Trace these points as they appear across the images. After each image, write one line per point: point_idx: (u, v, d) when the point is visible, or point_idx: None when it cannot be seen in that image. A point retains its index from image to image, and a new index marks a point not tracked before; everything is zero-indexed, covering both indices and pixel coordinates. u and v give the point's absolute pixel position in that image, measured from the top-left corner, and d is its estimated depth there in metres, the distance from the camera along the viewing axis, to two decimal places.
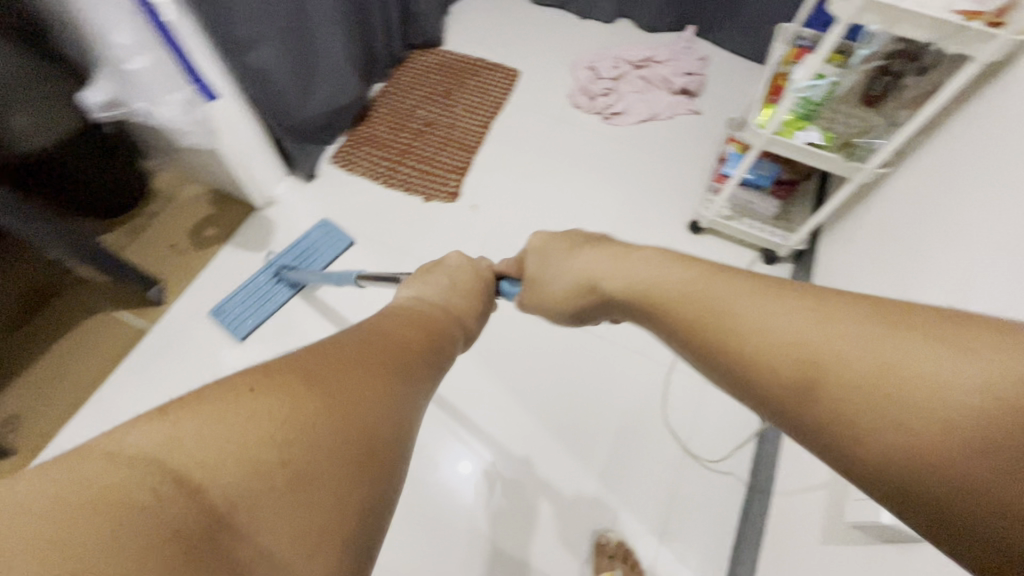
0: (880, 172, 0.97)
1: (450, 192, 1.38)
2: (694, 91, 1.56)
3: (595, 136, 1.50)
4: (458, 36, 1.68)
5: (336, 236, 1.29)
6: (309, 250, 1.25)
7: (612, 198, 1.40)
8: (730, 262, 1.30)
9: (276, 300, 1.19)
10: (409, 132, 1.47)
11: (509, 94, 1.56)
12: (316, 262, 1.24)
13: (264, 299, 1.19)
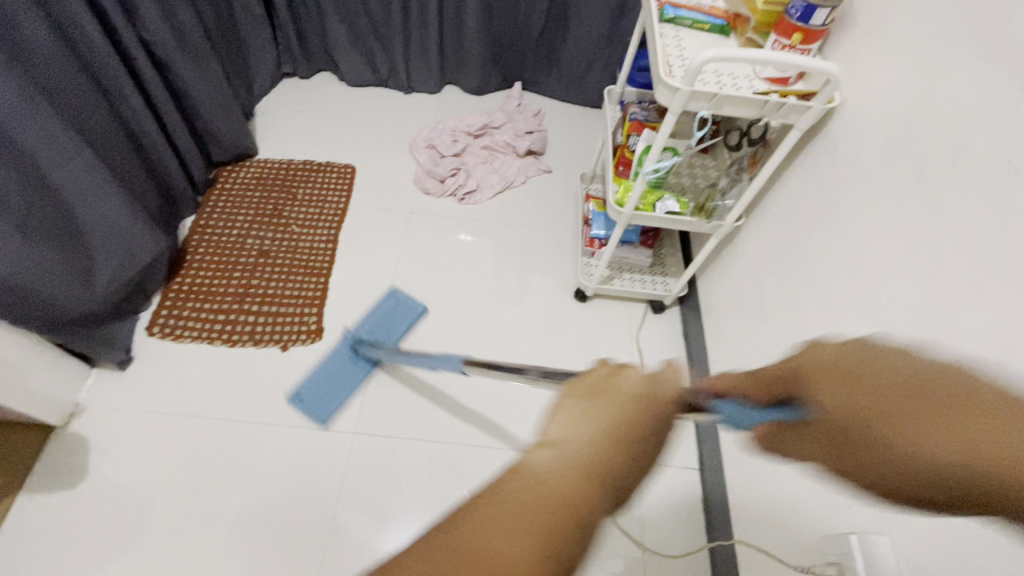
0: (737, 224, 0.99)
1: (309, 329, 1.18)
2: (539, 149, 1.53)
3: (454, 220, 1.40)
4: (273, 140, 1.48)
5: (404, 306, 1.22)
6: (383, 323, 1.19)
7: (492, 286, 1.30)
8: (624, 322, 1.28)
9: (351, 387, 1.09)
10: (240, 269, 1.24)
11: (349, 195, 1.40)
12: (394, 334, 1.18)
13: (346, 379, 1.10)
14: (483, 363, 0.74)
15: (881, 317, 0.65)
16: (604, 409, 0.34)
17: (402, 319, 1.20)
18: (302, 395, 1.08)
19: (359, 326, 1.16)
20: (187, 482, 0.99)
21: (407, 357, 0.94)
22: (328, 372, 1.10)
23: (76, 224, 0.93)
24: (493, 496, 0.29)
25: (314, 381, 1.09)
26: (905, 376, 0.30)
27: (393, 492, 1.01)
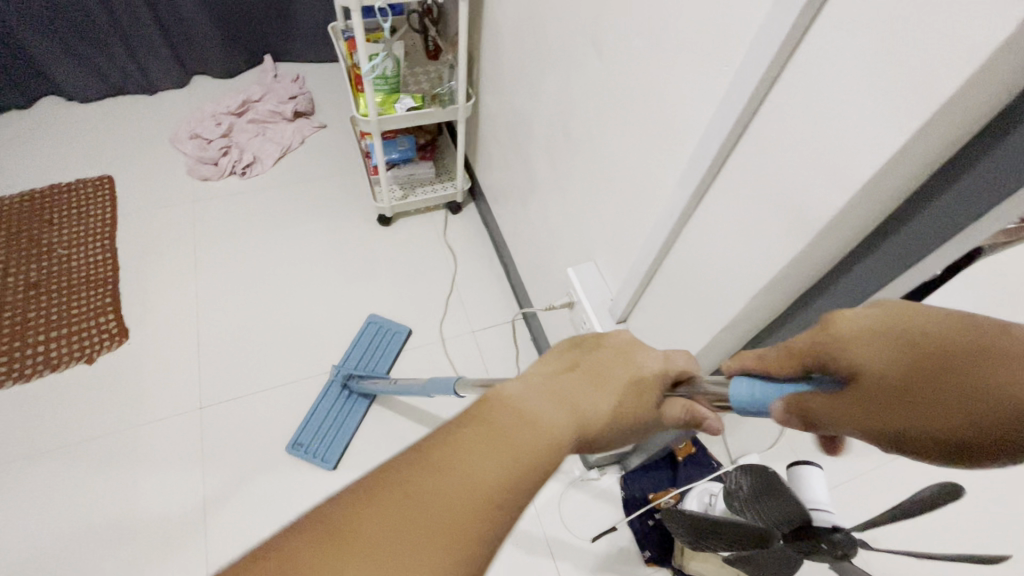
0: (470, 103, 1.16)
1: (112, 333, 1.14)
2: (306, 110, 1.58)
3: (242, 195, 1.41)
4: (8, 179, 1.35)
5: (387, 330, 1.21)
6: (371, 354, 1.17)
7: (300, 239, 1.35)
8: (430, 230, 1.41)
9: (353, 420, 1.08)
10: (10, 307, 1.15)
11: (116, 203, 1.34)
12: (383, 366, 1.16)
13: (388, 422, 1.10)
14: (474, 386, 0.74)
15: (549, 117, 0.85)
16: (572, 383, 0.38)
17: (388, 343, 1.19)
18: (299, 440, 1.05)
19: (347, 356, 1.15)
20: (39, 522, 0.96)
21: (403, 389, 0.95)
22: (321, 411, 1.08)
23: None
24: (493, 425, 0.32)
25: (308, 426, 1.06)
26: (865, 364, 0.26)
27: (261, 441, 1.06)
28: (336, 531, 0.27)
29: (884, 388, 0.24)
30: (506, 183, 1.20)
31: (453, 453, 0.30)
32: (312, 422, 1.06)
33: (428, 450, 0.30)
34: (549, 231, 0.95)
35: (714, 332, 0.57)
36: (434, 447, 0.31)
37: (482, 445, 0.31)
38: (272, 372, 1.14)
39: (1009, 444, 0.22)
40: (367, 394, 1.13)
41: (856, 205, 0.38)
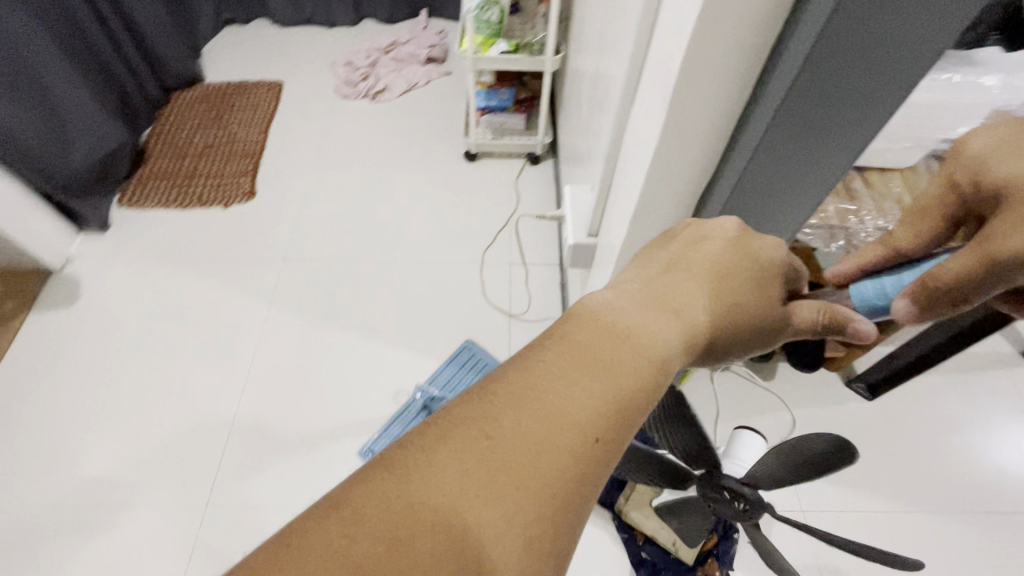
0: (557, 57, 1.27)
1: (246, 191, 1.48)
2: (439, 57, 1.82)
3: (367, 114, 1.68)
4: (217, 73, 1.79)
5: (481, 359, 1.19)
6: (456, 374, 1.16)
7: (399, 156, 1.57)
8: (506, 173, 1.55)
9: (419, 418, 1.11)
10: (190, 157, 1.55)
11: (279, 102, 1.70)
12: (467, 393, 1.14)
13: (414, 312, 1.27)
14: None
15: (597, 59, 0.93)
16: (641, 311, 0.42)
17: (476, 370, 1.17)
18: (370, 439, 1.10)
19: (433, 378, 1.16)
20: (158, 303, 1.29)
21: None
22: (394, 418, 1.12)
23: (52, 101, 1.24)
24: (542, 370, 0.37)
25: (383, 429, 1.11)
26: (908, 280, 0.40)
27: (317, 295, 1.30)
28: (408, 463, 0.32)
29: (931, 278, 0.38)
30: (573, 135, 1.29)
31: (510, 428, 0.34)
32: (386, 426, 1.10)
33: (461, 423, 0.34)
34: (581, 170, 1.03)
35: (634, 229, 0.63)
36: (487, 423, 0.34)
37: (534, 428, 0.34)
38: (341, 249, 1.37)
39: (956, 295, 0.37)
40: (406, 287, 1.31)
41: (699, 57, 0.43)
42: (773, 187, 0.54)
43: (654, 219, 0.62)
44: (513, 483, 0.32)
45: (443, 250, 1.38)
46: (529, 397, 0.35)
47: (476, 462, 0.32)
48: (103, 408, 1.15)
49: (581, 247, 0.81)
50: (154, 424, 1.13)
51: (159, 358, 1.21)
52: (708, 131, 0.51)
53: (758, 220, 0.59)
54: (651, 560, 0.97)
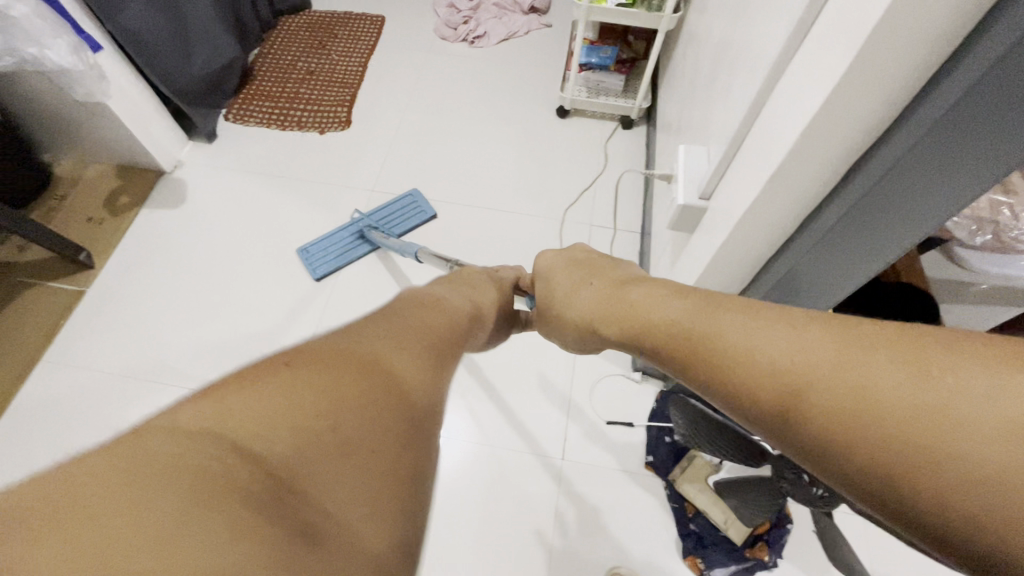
0: (675, 15, 1.21)
1: (341, 120, 1.51)
2: (542, 8, 1.77)
3: (463, 58, 1.67)
4: (323, 2, 1.81)
5: (416, 206, 1.34)
6: (390, 215, 1.32)
7: (491, 103, 1.56)
8: (596, 134, 1.51)
9: (355, 254, 1.27)
10: (292, 81, 1.59)
11: (379, 36, 1.71)
12: (398, 228, 1.30)
13: (491, 259, 1.28)
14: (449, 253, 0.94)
15: (731, 16, 0.88)
16: (407, 339, 0.39)
17: (411, 215, 1.32)
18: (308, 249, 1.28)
19: (369, 212, 1.30)
20: (253, 216, 1.35)
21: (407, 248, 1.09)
22: (330, 240, 1.29)
23: (180, 9, 1.29)
24: (365, 364, 0.33)
25: (318, 242, 1.29)
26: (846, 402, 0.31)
27: (399, 228, 1.33)
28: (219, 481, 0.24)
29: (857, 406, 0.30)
30: (677, 100, 1.24)
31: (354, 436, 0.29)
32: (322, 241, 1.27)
33: (318, 412, 0.29)
34: (690, 134, 1.00)
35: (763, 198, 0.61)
36: (300, 408, 0.29)
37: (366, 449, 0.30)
38: (427, 187, 1.40)
39: (916, 462, 0.27)
40: (485, 233, 1.32)
41: (908, 3, 0.40)
42: (899, 197, 0.53)
43: (792, 189, 0.59)
44: (370, 473, 0.28)
45: (525, 202, 1.37)
46: (339, 378, 0.31)
47: (277, 446, 0.27)
48: (197, 303, 1.24)
49: (691, 209, 0.78)
50: (241, 326, 1.21)
51: (250, 266, 1.29)
52: (885, 97, 0.47)
53: (883, 212, 0.55)
54: (697, 533, 0.96)
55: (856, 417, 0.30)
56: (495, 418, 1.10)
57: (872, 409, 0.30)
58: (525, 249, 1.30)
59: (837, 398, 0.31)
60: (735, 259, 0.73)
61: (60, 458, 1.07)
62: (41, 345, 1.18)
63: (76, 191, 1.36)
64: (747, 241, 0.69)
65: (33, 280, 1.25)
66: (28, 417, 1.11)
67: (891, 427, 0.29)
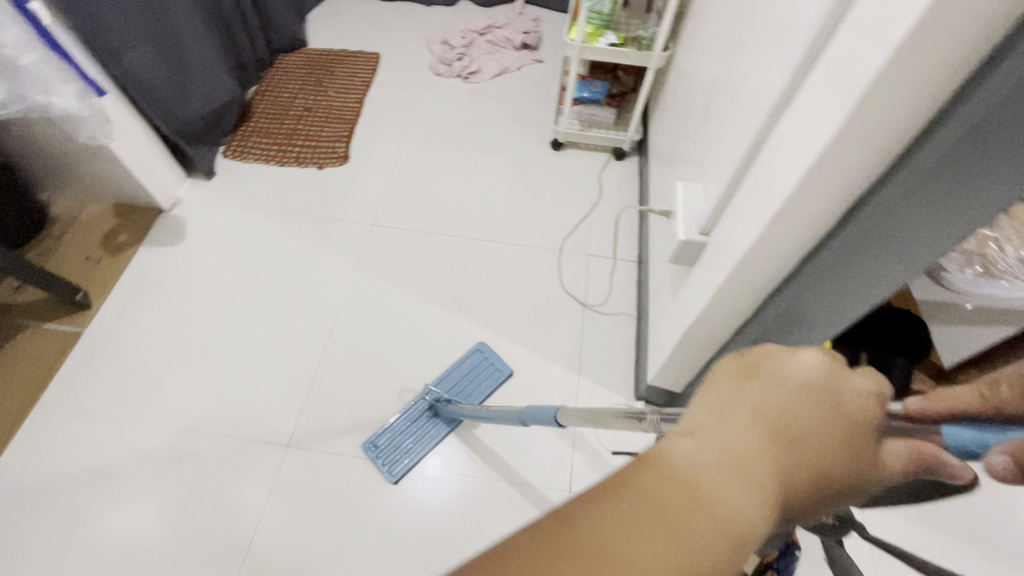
0: (664, 54, 1.27)
1: (340, 156, 1.54)
2: (533, 45, 1.83)
3: (458, 93, 1.71)
4: (319, 40, 1.85)
5: (489, 363, 1.18)
6: (467, 381, 1.15)
7: (486, 137, 1.60)
8: (590, 165, 1.55)
9: (433, 436, 1.10)
10: (290, 118, 1.62)
11: (375, 73, 1.75)
12: (479, 396, 1.14)
13: (491, 291, 1.29)
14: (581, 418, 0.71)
15: (720, 58, 0.92)
16: (742, 416, 0.38)
17: (489, 376, 1.16)
18: (376, 444, 1.08)
19: (441, 383, 1.13)
20: (253, 252, 1.36)
21: (494, 415, 0.92)
22: (404, 417, 1.11)
23: (181, 51, 1.32)
24: (666, 475, 0.34)
25: (388, 428, 1.10)
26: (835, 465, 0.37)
27: (399, 261, 1.34)
28: (559, 535, 0.31)
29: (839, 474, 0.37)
30: (669, 133, 1.28)
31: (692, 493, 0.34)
32: (397, 423, 1.10)
33: (606, 502, 0.33)
34: (686, 169, 1.03)
35: (763, 233, 0.64)
36: (629, 499, 0.33)
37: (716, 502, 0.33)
38: (426, 221, 1.41)
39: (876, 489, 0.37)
40: (485, 265, 1.33)
41: (909, 49, 0.43)
42: (886, 239, 0.56)
43: (798, 220, 0.61)
44: (652, 541, 0.31)
45: (524, 233, 1.40)
46: (648, 480, 0.34)
47: (583, 534, 0.31)
48: (195, 343, 1.23)
49: (691, 244, 0.81)
50: (242, 366, 1.20)
51: (250, 303, 1.28)
52: (887, 138, 0.50)
53: (884, 243, 0.56)
54: None
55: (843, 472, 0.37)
56: (501, 452, 1.10)
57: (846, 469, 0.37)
58: (526, 281, 1.32)
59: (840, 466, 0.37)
60: (739, 292, 0.75)
61: (55, 511, 1.03)
62: (36, 389, 1.16)
63: (73, 231, 1.36)
64: (749, 275, 0.72)
65: (28, 322, 1.23)
66: (19, 466, 1.07)
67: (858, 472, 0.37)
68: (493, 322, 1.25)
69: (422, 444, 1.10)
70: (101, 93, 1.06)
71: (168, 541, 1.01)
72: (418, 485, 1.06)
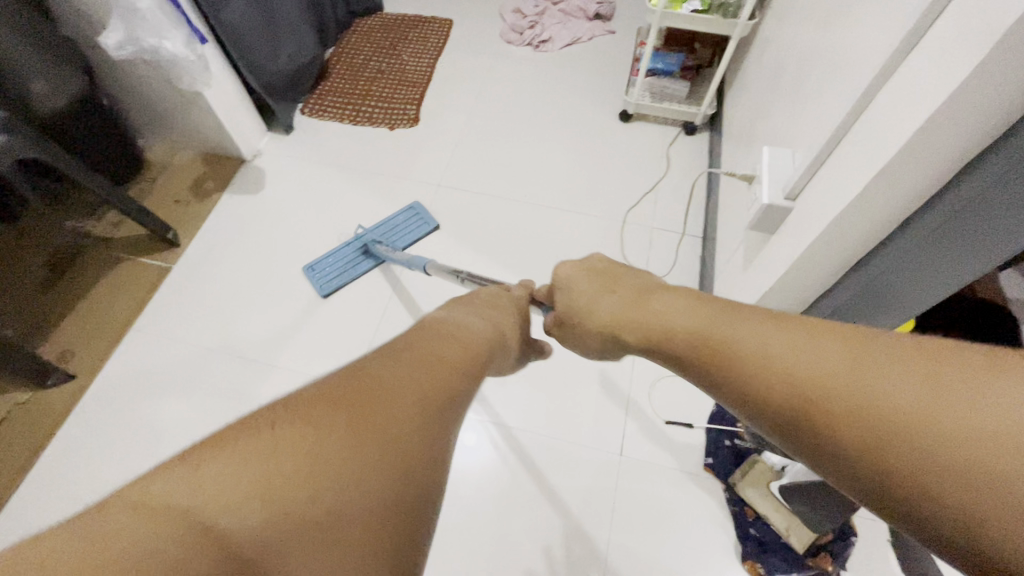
0: (750, 23, 1.22)
1: (410, 117, 1.57)
2: (606, 15, 1.80)
3: (528, 61, 1.71)
4: (395, 5, 1.89)
5: (417, 219, 1.36)
6: (393, 229, 1.34)
7: (554, 106, 1.59)
8: (658, 139, 1.53)
9: (360, 266, 1.30)
10: (364, 79, 1.67)
11: (447, 39, 1.77)
12: None
13: (553, 257, 1.31)
14: (440, 270, 1.01)
15: (818, 21, 0.89)
16: (440, 354, 0.45)
17: (412, 229, 1.34)
18: (314, 268, 1.30)
19: (370, 228, 1.33)
20: (325, 204, 1.42)
21: (405, 260, 1.14)
22: (336, 257, 1.32)
23: (273, 8, 1.37)
24: (372, 397, 0.37)
25: (325, 261, 1.31)
26: (892, 417, 0.33)
27: (463, 222, 1.37)
28: (212, 450, 0.32)
29: (867, 441, 0.33)
30: (748, 106, 1.24)
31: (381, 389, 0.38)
32: (326, 258, 1.30)
33: (316, 417, 0.34)
34: (769, 138, 1.00)
35: (855, 202, 0.61)
36: (325, 415, 0.35)
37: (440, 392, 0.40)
38: (491, 184, 1.43)
39: (972, 498, 0.29)
40: (547, 231, 1.35)
41: None
42: (993, 211, 0.53)
43: (901, 184, 0.57)
44: (357, 460, 0.33)
45: (587, 202, 1.40)
46: (384, 374, 0.39)
47: (244, 465, 0.31)
48: (270, 285, 1.30)
49: (775, 209, 0.79)
50: (314, 310, 1.26)
51: (322, 252, 1.35)
52: (1006, 103, 0.46)
53: (992, 215, 0.53)
54: (757, 538, 0.96)
55: (896, 436, 0.32)
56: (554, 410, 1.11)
57: (925, 425, 0.32)
58: (587, 248, 1.32)
59: (883, 427, 0.33)
60: (823, 260, 0.72)
61: (144, 424, 1.13)
62: (130, 315, 1.26)
63: (165, 174, 1.46)
64: (832, 245, 0.69)
65: (124, 255, 1.34)
66: (114, 382, 1.18)
67: (923, 440, 0.31)
68: (553, 287, 1.26)
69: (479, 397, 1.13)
70: (204, 42, 1.13)
71: None
72: (472, 434, 1.09)
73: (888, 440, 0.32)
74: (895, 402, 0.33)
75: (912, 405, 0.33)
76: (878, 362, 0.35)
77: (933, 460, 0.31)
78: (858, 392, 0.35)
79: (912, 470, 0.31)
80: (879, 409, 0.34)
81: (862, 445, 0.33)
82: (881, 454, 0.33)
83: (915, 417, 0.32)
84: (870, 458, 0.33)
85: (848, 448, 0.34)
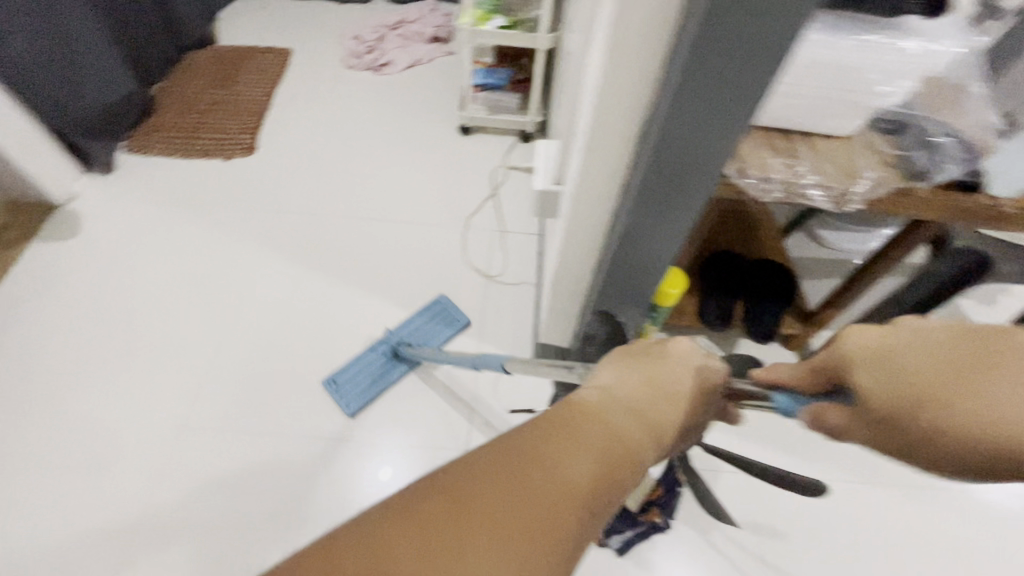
0: (550, 36, 1.34)
1: (246, 147, 1.54)
2: (444, 38, 1.88)
3: (370, 84, 1.75)
4: (230, 37, 1.85)
5: (189, 293, 1.20)
6: (362, 373, 1.15)
7: (396, 125, 1.63)
8: (497, 148, 1.61)
9: None
10: (196, 112, 1.61)
11: (286, 68, 1.76)
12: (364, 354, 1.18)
13: (397, 269, 1.32)
14: (525, 364, 0.77)
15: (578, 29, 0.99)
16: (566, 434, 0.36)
17: (436, 331, 1.21)
18: None
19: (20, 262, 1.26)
20: (153, 242, 1.34)
21: (444, 357, 1.00)
22: None
23: (69, 43, 1.30)
24: (563, 438, 0.35)
25: None
26: (964, 419, 0.31)
27: (305, 245, 1.36)
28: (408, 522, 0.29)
29: (915, 433, 0.33)
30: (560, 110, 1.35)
31: (516, 467, 0.32)
32: None
33: (440, 485, 0.30)
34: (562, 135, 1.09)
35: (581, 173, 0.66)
36: (426, 507, 0.29)
37: (551, 462, 0.33)
38: (334, 205, 1.43)
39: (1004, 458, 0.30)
40: (392, 245, 1.36)
41: None
42: (677, 158, 0.58)
43: (604, 156, 0.63)
44: (513, 534, 0.29)
45: (430, 213, 1.43)
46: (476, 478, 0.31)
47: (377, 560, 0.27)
48: (89, 334, 1.20)
49: (548, 193, 0.85)
50: (143, 354, 1.18)
51: (150, 292, 1.27)
52: (647, 61, 0.52)
53: (676, 161, 0.58)
54: None
55: (979, 423, 0.30)
56: (404, 419, 1.11)
57: (946, 405, 0.31)
58: (432, 257, 1.35)
59: (948, 433, 0.31)
60: (582, 231, 0.77)
61: None
62: None
63: None
64: (583, 217, 0.74)
65: None
66: None
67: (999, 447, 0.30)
68: (398, 298, 1.27)
69: (323, 417, 1.11)
70: None
71: (62, 532, 0.98)
72: (322, 456, 1.06)
73: (985, 433, 0.30)
74: (969, 415, 0.30)
75: (995, 407, 0.30)
76: (912, 350, 0.33)
77: (992, 435, 0.30)
78: (921, 390, 0.32)
79: (987, 450, 0.30)
80: (952, 425, 0.31)
81: (973, 450, 0.31)
82: (993, 453, 0.30)
83: (989, 423, 0.30)
84: (982, 457, 0.31)
85: (923, 438, 0.33)
